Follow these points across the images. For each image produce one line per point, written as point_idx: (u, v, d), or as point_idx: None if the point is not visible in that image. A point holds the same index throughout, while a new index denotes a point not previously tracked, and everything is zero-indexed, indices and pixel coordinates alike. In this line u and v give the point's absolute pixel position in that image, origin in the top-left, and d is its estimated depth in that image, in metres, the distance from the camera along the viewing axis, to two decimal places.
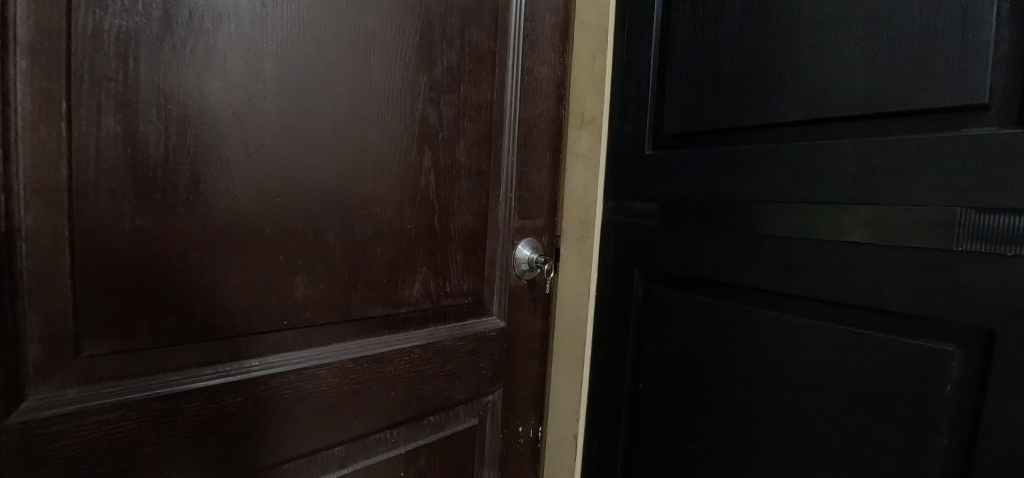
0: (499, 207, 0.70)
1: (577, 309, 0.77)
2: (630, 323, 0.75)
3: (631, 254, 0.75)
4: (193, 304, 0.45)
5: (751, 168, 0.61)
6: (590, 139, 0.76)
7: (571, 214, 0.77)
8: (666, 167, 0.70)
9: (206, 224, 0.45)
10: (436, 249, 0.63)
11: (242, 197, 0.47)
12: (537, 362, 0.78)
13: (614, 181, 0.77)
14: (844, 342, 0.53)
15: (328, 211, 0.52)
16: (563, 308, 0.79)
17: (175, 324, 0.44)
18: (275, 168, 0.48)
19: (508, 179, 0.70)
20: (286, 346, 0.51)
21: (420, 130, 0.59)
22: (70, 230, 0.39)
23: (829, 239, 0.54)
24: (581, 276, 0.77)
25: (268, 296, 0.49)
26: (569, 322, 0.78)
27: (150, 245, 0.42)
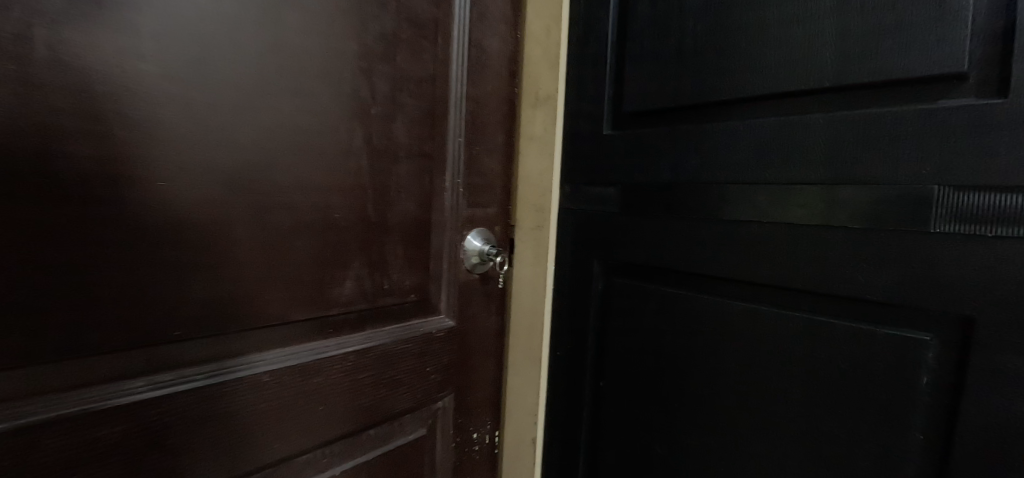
0: (445, 193, 0.63)
1: (534, 302, 0.73)
2: (591, 316, 0.70)
3: (590, 242, 0.70)
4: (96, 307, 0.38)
5: (714, 146, 0.56)
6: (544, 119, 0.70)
7: (525, 201, 0.71)
8: (625, 148, 0.65)
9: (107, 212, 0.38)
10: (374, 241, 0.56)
11: (151, 180, 0.39)
12: (492, 362, 0.72)
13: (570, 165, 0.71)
14: (816, 333, 0.49)
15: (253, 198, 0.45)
16: (518, 302, 0.73)
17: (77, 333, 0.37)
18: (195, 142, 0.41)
19: (455, 163, 0.64)
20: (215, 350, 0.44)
21: (349, 105, 0.52)
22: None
23: (800, 221, 0.50)
24: (537, 267, 0.72)
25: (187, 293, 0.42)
26: (527, 318, 0.73)
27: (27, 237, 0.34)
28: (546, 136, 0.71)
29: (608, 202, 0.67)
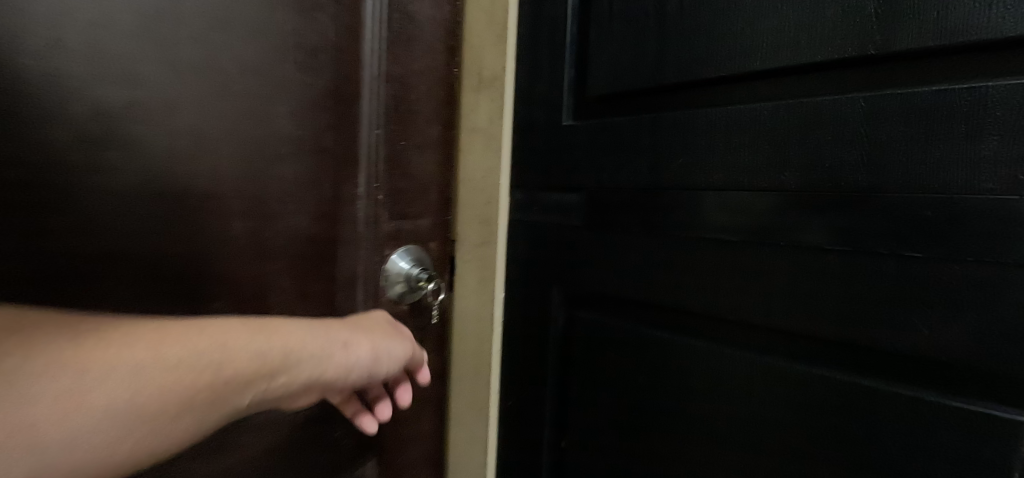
0: (357, 203, 0.48)
1: (479, 334, 0.60)
2: (540, 351, 0.57)
3: (542, 258, 0.55)
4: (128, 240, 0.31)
5: (701, 137, 0.41)
6: (490, 107, 0.57)
7: (465, 211, 0.57)
8: (586, 142, 0.50)
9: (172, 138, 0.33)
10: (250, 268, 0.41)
11: (113, 142, 0.30)
12: (433, 416, 0.57)
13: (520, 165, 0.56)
14: (835, 396, 0.35)
15: (257, 142, 0.38)
16: (461, 338, 0.58)
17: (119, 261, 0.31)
18: (287, 121, 0.40)
19: (368, 162, 0.48)
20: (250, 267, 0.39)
21: (255, 50, 0.37)
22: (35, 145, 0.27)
23: (818, 243, 0.35)
24: (483, 289, 0.60)
25: (281, 208, 0.41)
26: (469, 357, 0.59)
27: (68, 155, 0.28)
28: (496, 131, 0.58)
29: (564, 211, 0.53)
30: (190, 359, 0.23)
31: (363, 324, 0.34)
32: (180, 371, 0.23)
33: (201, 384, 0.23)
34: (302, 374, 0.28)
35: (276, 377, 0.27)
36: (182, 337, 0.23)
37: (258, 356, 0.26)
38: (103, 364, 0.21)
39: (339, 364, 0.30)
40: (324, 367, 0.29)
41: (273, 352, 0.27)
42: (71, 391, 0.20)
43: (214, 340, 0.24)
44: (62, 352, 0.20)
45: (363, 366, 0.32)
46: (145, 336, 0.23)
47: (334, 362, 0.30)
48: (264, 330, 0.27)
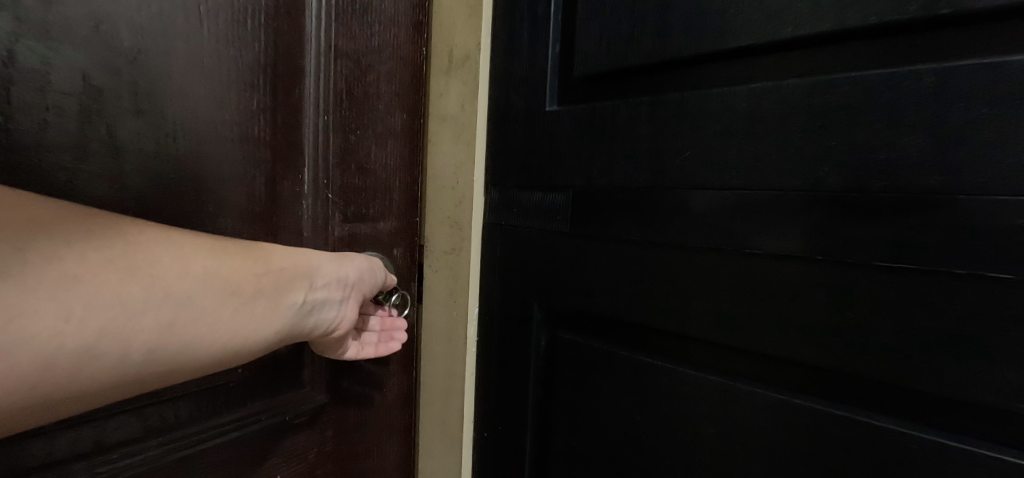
0: (301, 202, 0.44)
1: (447, 362, 0.49)
2: (505, 393, 0.45)
3: (518, 277, 0.43)
4: (172, 192, 0.37)
5: (715, 125, 0.31)
6: (461, 90, 0.46)
7: (433, 210, 0.49)
8: (573, 131, 0.38)
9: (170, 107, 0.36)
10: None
11: (162, 131, 0.36)
12: (397, 441, 0.51)
13: (493, 161, 0.45)
14: (831, 443, 0.28)
15: (212, 108, 0.38)
16: (430, 355, 0.51)
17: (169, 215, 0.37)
18: (256, 91, 0.40)
19: (313, 161, 0.44)
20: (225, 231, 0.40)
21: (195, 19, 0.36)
22: (94, 112, 0.33)
23: (848, 259, 0.27)
24: (449, 314, 0.49)
25: (251, 175, 0.41)
26: (437, 380, 0.50)
27: (154, 122, 0.35)
28: (468, 118, 0.46)
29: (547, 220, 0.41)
30: (236, 266, 0.30)
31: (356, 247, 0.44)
32: (231, 275, 0.30)
33: (253, 285, 0.31)
34: (316, 278, 0.36)
35: (293, 286, 0.34)
36: (208, 250, 0.29)
37: (275, 268, 0.33)
38: (168, 260, 0.27)
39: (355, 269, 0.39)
40: (326, 274, 0.36)
41: (288, 261, 0.34)
42: (150, 288, 0.26)
43: (247, 257, 0.31)
44: (108, 263, 0.25)
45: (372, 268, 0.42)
46: (190, 248, 0.28)
47: (327, 273, 0.37)
48: (265, 254, 0.33)
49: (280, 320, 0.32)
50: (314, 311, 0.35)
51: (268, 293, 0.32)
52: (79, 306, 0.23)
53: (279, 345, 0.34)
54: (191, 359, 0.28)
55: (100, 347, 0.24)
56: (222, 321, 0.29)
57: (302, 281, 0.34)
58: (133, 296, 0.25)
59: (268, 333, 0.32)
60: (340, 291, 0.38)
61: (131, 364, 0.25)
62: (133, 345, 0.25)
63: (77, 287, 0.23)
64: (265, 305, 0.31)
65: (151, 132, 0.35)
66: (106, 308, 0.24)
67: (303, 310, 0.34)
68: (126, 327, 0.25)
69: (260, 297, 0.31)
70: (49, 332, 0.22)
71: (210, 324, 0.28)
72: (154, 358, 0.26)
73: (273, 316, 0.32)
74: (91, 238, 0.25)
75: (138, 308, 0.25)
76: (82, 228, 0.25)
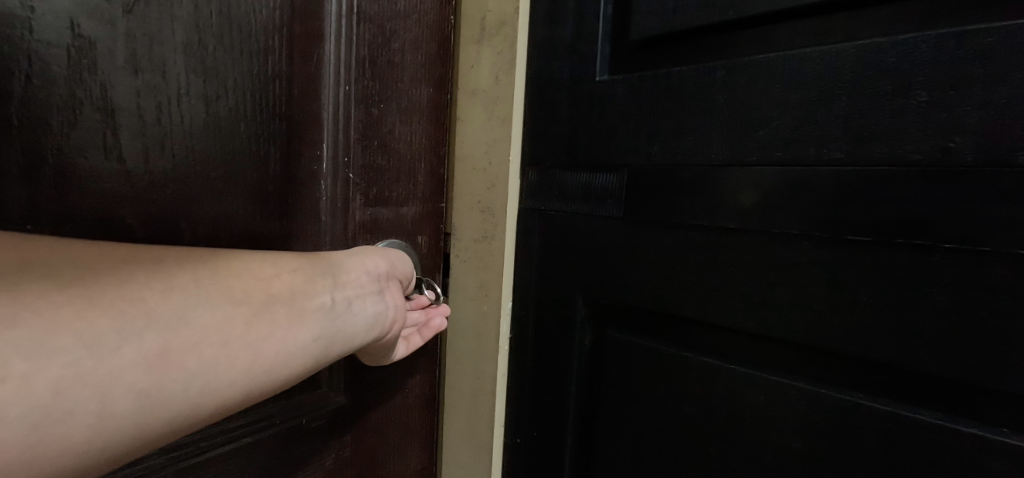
0: (320, 183, 0.41)
1: (476, 361, 0.45)
2: (543, 396, 0.40)
3: (561, 269, 0.39)
4: (175, 164, 0.33)
5: (813, 89, 0.26)
6: (495, 60, 0.42)
7: (463, 194, 0.45)
8: (630, 102, 0.34)
9: (174, 68, 0.33)
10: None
11: (174, 119, 0.33)
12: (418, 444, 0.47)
13: (533, 139, 0.40)
14: (967, 464, 0.24)
15: (217, 71, 0.34)
16: (456, 352, 0.47)
17: (172, 191, 0.33)
18: (271, 56, 0.37)
19: (332, 137, 0.41)
20: (233, 210, 0.36)
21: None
22: (88, 70, 0.30)
23: (986, 247, 0.22)
24: (480, 308, 0.44)
25: (264, 149, 0.38)
26: (465, 380, 0.46)
27: (159, 86, 0.32)
28: (505, 92, 0.41)
29: (596, 205, 0.36)
30: (234, 278, 0.25)
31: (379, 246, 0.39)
32: (231, 285, 0.25)
33: (264, 291, 0.26)
34: (340, 274, 0.31)
35: (313, 285, 0.29)
36: (197, 265, 0.24)
37: (284, 270, 0.28)
38: (149, 282, 0.22)
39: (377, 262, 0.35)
40: (350, 269, 0.32)
41: (301, 261, 0.30)
42: (126, 312, 0.20)
43: (246, 263, 0.26)
44: (62, 296, 0.19)
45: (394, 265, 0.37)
46: (172, 265, 0.23)
47: (347, 269, 0.32)
48: (271, 257, 0.28)
49: (313, 323, 0.27)
50: (347, 310, 0.30)
51: (286, 297, 0.27)
52: (42, 350, 0.17)
53: (326, 355, 0.29)
54: (224, 385, 0.23)
55: (88, 397, 0.18)
56: (240, 334, 0.24)
57: (321, 278, 0.29)
58: (112, 328, 0.19)
59: (306, 341, 0.27)
60: (367, 286, 0.33)
61: (136, 411, 0.20)
62: (136, 385, 0.20)
63: (30, 329, 0.17)
64: (288, 308, 0.26)
65: (152, 97, 0.32)
66: (79, 346, 0.18)
67: (334, 312, 0.29)
68: (114, 365, 0.19)
69: (281, 303, 0.26)
70: (8, 390, 0.16)
71: (228, 341, 0.23)
72: (173, 396, 0.21)
73: (302, 320, 0.27)
74: (52, 273, 0.19)
75: (121, 340, 0.20)
76: (35, 265, 0.19)
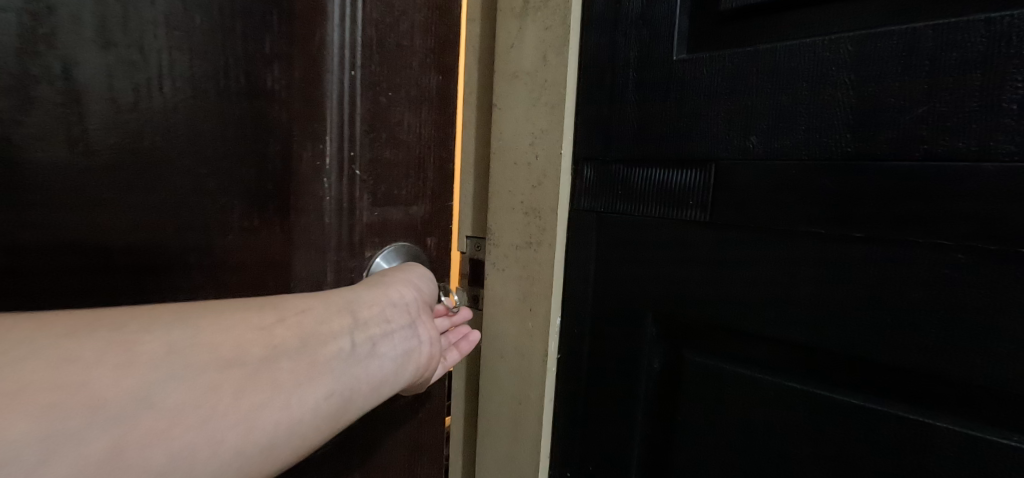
0: (321, 180, 0.36)
1: (516, 364, 0.44)
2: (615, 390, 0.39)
3: (602, 266, 0.40)
4: (166, 160, 0.28)
5: (894, 66, 0.28)
6: (541, 36, 0.41)
7: (503, 191, 0.43)
8: (681, 98, 0.35)
9: (164, 41, 0.27)
10: (169, 271, 0.29)
11: (156, 106, 0.27)
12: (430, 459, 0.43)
13: (583, 132, 0.40)
14: None
15: (221, 47, 0.29)
16: (491, 357, 0.46)
17: (158, 193, 0.28)
18: (270, 34, 0.32)
19: (338, 128, 0.36)
20: (232, 213, 0.31)
21: None
22: (46, 42, 0.24)
23: None
24: (523, 312, 0.43)
25: (262, 144, 0.32)
26: (504, 385, 0.45)
27: (141, 64, 0.27)
28: (557, 76, 0.40)
29: (672, 207, 0.36)
30: (228, 333, 0.21)
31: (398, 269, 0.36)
32: (222, 343, 0.21)
33: (266, 346, 0.23)
34: (358, 311, 0.28)
35: (329, 328, 0.26)
36: (174, 320, 0.20)
37: (293, 315, 0.25)
38: (100, 359, 0.17)
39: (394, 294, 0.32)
40: (368, 303, 0.30)
41: (315, 301, 0.27)
42: (66, 408, 0.16)
43: (246, 313, 0.23)
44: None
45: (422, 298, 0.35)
46: (141, 324, 0.19)
47: (369, 304, 0.30)
48: (276, 300, 0.25)
49: (325, 377, 0.25)
50: (367, 353, 0.28)
51: (294, 348, 0.24)
52: None
53: (345, 408, 0.26)
54: (212, 469, 0.19)
55: None
56: (231, 406, 0.20)
57: (338, 320, 0.27)
58: (38, 430, 0.15)
59: (310, 405, 0.24)
60: (394, 320, 0.31)
61: None
62: None
63: None
64: (297, 362, 0.24)
65: (127, 78, 0.26)
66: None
67: (352, 358, 0.27)
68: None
69: (285, 358, 0.23)
70: None
71: (212, 418, 0.20)
72: None
73: (313, 375, 0.24)
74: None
75: (53, 446, 0.15)
76: None
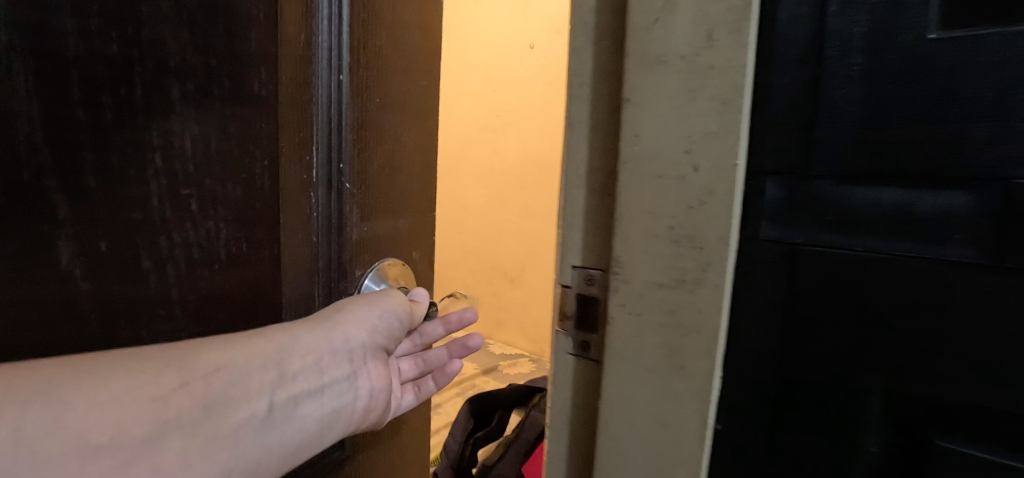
0: (309, 193, 0.34)
1: (657, 468, 0.31)
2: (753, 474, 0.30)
3: (794, 332, 0.28)
4: (141, 188, 0.24)
5: None
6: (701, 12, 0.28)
7: (641, 214, 0.30)
8: (942, 88, 0.23)
9: (146, 43, 0.24)
10: (145, 314, 0.25)
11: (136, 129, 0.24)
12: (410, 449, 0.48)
13: (767, 136, 0.27)
14: None
15: (206, 52, 0.26)
16: (615, 449, 0.33)
17: (134, 229, 0.24)
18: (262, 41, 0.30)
19: (326, 139, 0.35)
20: (219, 244, 0.28)
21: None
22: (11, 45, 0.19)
23: None
24: (670, 359, 0.30)
25: (253, 163, 0.30)
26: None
27: (114, 74, 0.23)
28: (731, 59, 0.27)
29: (940, 253, 0.24)
30: (125, 408, 0.22)
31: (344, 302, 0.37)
32: (126, 420, 0.22)
33: (188, 408, 0.24)
34: (290, 363, 0.30)
35: (248, 387, 0.27)
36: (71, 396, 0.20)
37: (201, 378, 0.25)
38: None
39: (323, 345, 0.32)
40: (302, 354, 0.31)
41: (238, 356, 0.27)
42: None
43: (201, 348, 0.25)
44: None
45: (361, 345, 0.35)
46: (94, 373, 0.21)
47: (303, 351, 0.31)
48: (184, 356, 0.25)
49: (219, 455, 0.25)
50: (284, 412, 0.29)
51: (186, 423, 0.24)
52: None
53: (253, 476, 0.27)
54: None
55: None
56: None
57: (262, 373, 0.28)
58: None
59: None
60: (331, 368, 0.33)
61: None
62: None
63: None
64: (190, 438, 0.24)
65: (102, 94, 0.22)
66: None
67: (271, 416, 0.28)
68: None
69: (185, 432, 0.24)
70: None
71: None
72: None
73: (203, 453, 0.24)
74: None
75: None
76: None
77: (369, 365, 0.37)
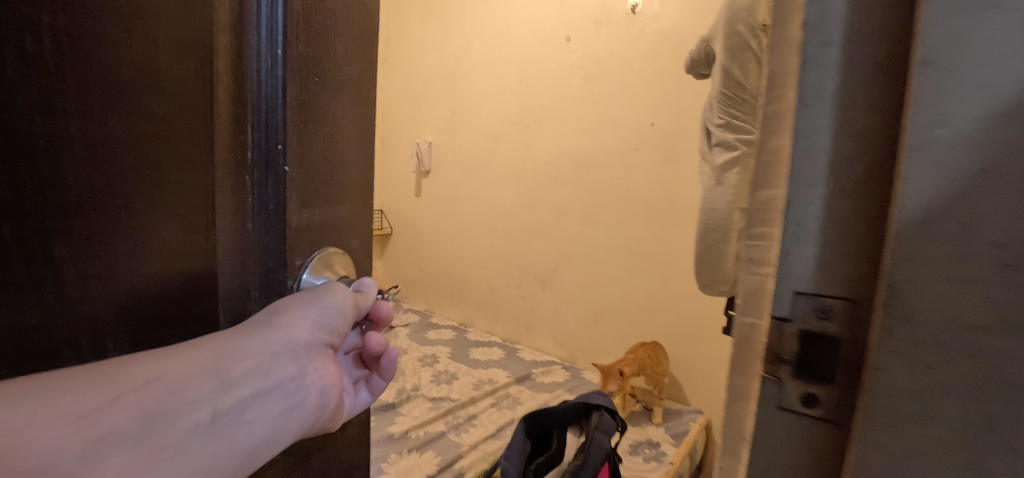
0: (245, 189, 0.45)
1: None
2: None
3: None
4: (70, 186, 0.38)
5: None
6: None
7: (942, 218, 0.24)
8: None
9: (70, 57, 0.37)
10: (66, 313, 0.39)
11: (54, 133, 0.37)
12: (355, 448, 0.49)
13: None
14: None
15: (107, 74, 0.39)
16: None
17: (102, 238, 0.40)
18: (208, 69, 0.43)
19: (260, 140, 0.44)
20: (131, 264, 0.41)
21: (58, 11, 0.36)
22: None
23: None
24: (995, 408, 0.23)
25: (206, 170, 0.44)
26: None
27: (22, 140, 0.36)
28: None
29: None
30: (59, 426, 0.30)
31: (269, 312, 0.43)
32: (61, 441, 0.30)
33: (123, 424, 0.32)
34: (223, 372, 0.38)
35: (186, 399, 0.36)
36: (63, 396, 0.31)
37: (134, 392, 0.33)
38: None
39: (249, 355, 0.40)
40: (231, 366, 0.39)
41: (173, 369, 0.36)
42: None
43: (176, 355, 0.37)
44: None
45: (286, 351, 0.43)
46: (34, 398, 0.30)
47: (232, 362, 0.39)
48: (125, 370, 0.34)
49: (184, 447, 0.34)
50: (226, 416, 0.37)
51: (138, 431, 0.33)
52: None
53: (211, 470, 0.36)
54: None
55: None
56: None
57: (208, 382, 0.37)
58: None
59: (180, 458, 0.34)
60: (263, 375, 0.41)
61: None
62: None
63: None
64: (134, 450, 0.32)
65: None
66: None
67: (212, 420, 0.37)
68: None
69: (146, 432, 0.33)
70: None
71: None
72: None
73: (168, 446, 0.34)
74: None
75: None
76: None
77: (312, 365, 0.46)
